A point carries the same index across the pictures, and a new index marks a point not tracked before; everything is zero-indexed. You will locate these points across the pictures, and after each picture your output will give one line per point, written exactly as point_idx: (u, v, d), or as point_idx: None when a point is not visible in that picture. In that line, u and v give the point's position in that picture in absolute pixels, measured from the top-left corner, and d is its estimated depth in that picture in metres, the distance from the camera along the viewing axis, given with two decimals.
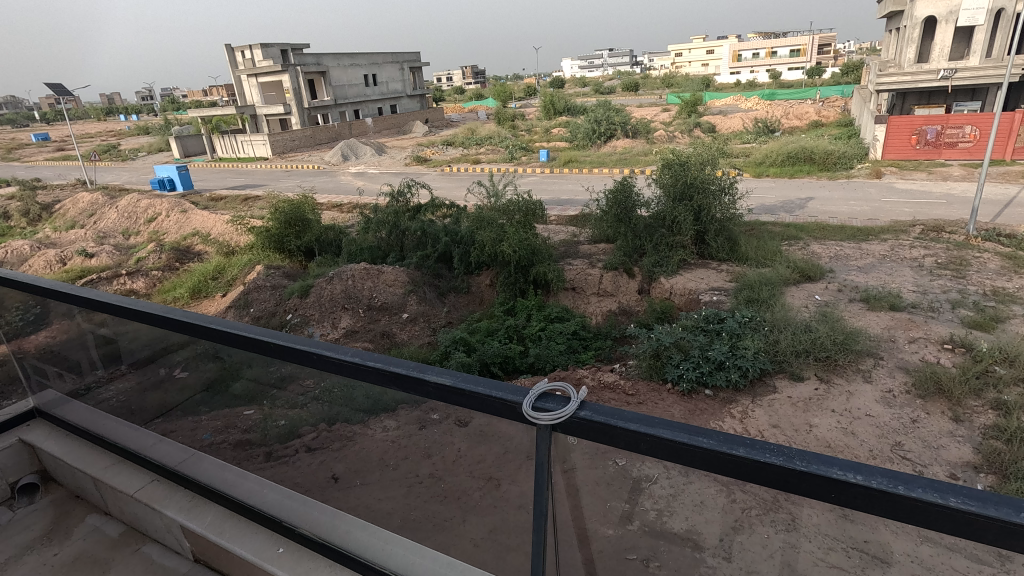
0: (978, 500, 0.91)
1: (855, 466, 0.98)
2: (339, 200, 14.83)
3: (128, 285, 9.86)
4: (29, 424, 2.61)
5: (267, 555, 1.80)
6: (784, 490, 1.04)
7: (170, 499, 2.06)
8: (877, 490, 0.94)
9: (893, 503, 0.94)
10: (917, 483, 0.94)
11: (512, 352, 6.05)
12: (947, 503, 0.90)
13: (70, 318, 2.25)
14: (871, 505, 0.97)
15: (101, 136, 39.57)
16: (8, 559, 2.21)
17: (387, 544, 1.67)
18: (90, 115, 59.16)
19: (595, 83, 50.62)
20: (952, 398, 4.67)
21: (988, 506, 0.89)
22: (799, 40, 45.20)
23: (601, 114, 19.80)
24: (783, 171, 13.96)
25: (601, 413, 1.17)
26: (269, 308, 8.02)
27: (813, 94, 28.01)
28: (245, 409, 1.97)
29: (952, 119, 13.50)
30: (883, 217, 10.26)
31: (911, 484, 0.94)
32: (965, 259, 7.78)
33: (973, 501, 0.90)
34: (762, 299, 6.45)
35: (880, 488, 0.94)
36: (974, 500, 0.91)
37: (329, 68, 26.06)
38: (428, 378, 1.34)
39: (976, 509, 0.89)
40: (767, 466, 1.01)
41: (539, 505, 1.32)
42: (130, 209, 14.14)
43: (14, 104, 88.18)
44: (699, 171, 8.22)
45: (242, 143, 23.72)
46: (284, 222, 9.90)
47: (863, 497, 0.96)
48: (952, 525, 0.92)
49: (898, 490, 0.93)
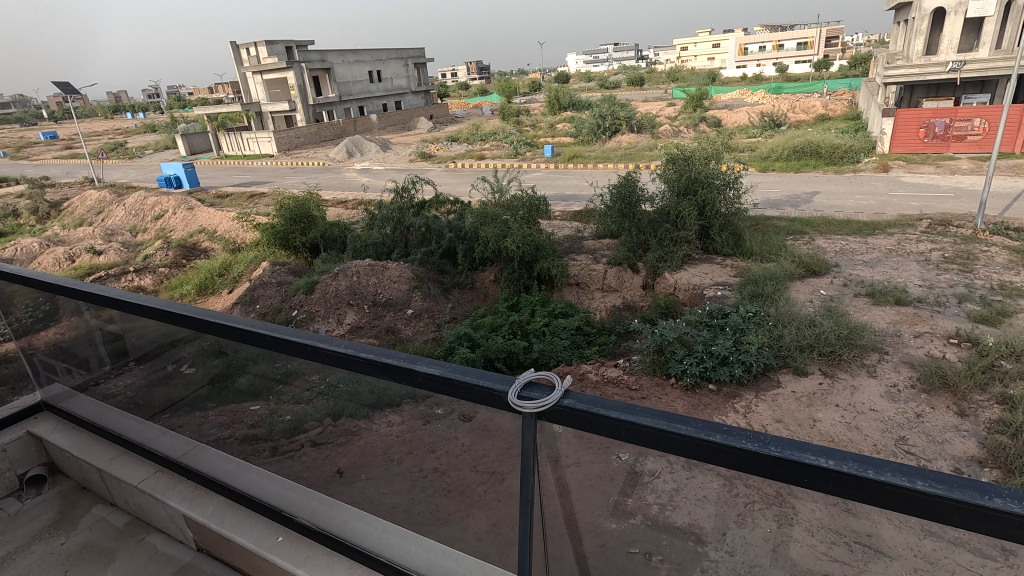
0: (944, 484, 0.92)
1: (827, 451, 0.99)
2: (344, 196, 14.87)
3: (136, 282, 9.96)
4: (38, 417, 2.66)
5: (267, 543, 1.83)
6: (761, 475, 1.05)
7: (173, 490, 2.10)
8: (848, 474, 0.95)
9: (862, 486, 0.96)
10: (887, 468, 0.95)
11: (517, 348, 6.07)
12: (915, 486, 0.91)
13: (78, 314, 2.29)
14: (844, 490, 0.98)
15: (108, 134, 39.87)
16: (15, 550, 2.25)
17: (387, 534, 1.70)
18: (98, 112, 59.77)
19: (601, 78, 50.33)
20: (957, 393, 4.65)
21: (954, 489, 0.90)
22: (807, 34, 44.71)
23: (606, 109, 19.76)
24: (789, 165, 13.92)
25: (584, 402, 1.19)
26: (275, 305, 8.07)
27: (820, 88, 27.84)
28: (251, 405, 2.00)
29: (961, 111, 13.36)
30: (890, 211, 10.21)
31: (882, 468, 0.95)
32: (973, 253, 7.74)
33: (939, 484, 0.92)
34: (766, 294, 6.45)
35: (852, 473, 0.96)
36: (943, 483, 0.92)
37: (334, 64, 26.05)
38: (417, 369, 1.37)
39: (942, 492, 0.90)
40: (740, 451, 1.03)
41: (526, 492, 1.34)
42: (137, 207, 14.31)
43: (23, 103, 88.55)
44: (705, 166, 8.17)
45: (247, 141, 23.90)
46: (290, 219, 9.95)
47: (835, 483, 0.98)
48: (922, 508, 0.94)
49: (868, 474, 0.94)
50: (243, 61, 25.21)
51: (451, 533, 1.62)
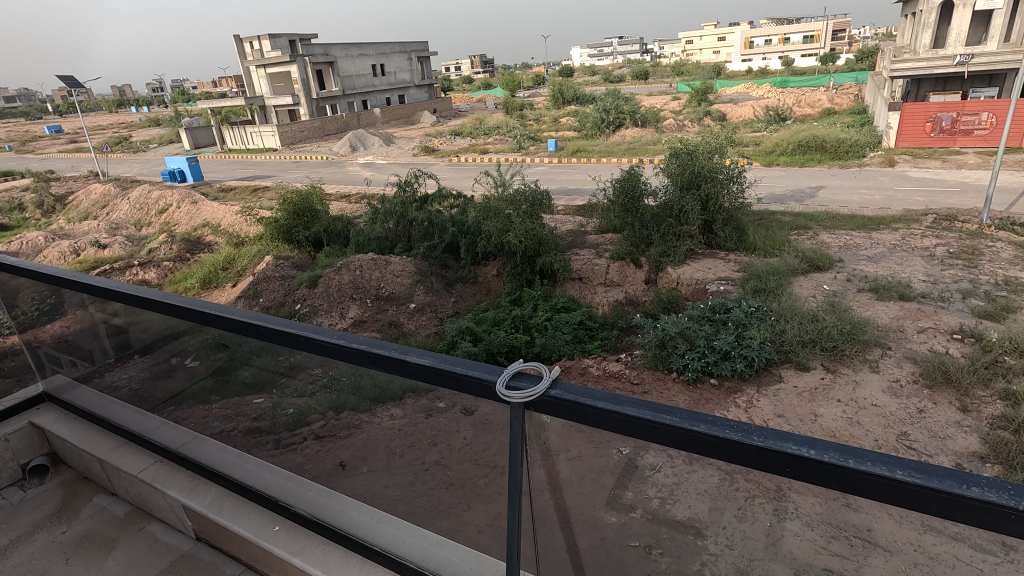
0: (924, 474, 0.92)
1: (809, 441, 1.00)
2: (347, 190, 14.90)
3: (140, 276, 10.03)
4: (40, 408, 2.69)
5: (264, 532, 1.87)
6: (744, 465, 1.06)
7: (172, 480, 2.13)
8: (829, 463, 0.96)
9: (843, 477, 0.97)
10: (868, 458, 0.96)
11: (518, 343, 6.11)
12: (895, 476, 0.92)
13: (83, 307, 2.30)
14: (825, 479, 0.99)
15: (112, 128, 39.96)
16: (19, 537, 2.28)
17: (384, 525, 1.73)
18: (102, 106, 59.67)
19: (605, 73, 50.08)
20: (960, 388, 4.64)
21: (932, 478, 0.91)
22: (813, 27, 44.25)
23: (610, 103, 19.57)
24: (793, 159, 13.82)
25: (571, 392, 1.21)
26: (278, 299, 8.10)
27: (826, 81, 27.69)
28: (255, 397, 2.01)
29: (968, 106, 13.25)
30: (895, 206, 10.15)
31: (861, 458, 0.96)
32: (978, 248, 7.70)
33: (920, 474, 0.92)
34: (769, 289, 6.44)
35: (833, 462, 0.96)
36: (921, 473, 0.92)
37: (337, 58, 26.01)
38: (409, 360, 1.39)
39: (920, 482, 0.91)
40: (724, 441, 1.03)
41: (515, 481, 1.35)
42: (141, 200, 14.37)
43: (29, 97, 88.18)
44: (708, 161, 8.14)
45: (251, 135, 23.94)
46: (293, 213, 9.98)
47: (817, 471, 0.98)
48: (901, 497, 0.94)
49: (848, 464, 0.95)
50: (247, 54, 25.23)
51: (451, 525, 1.63)
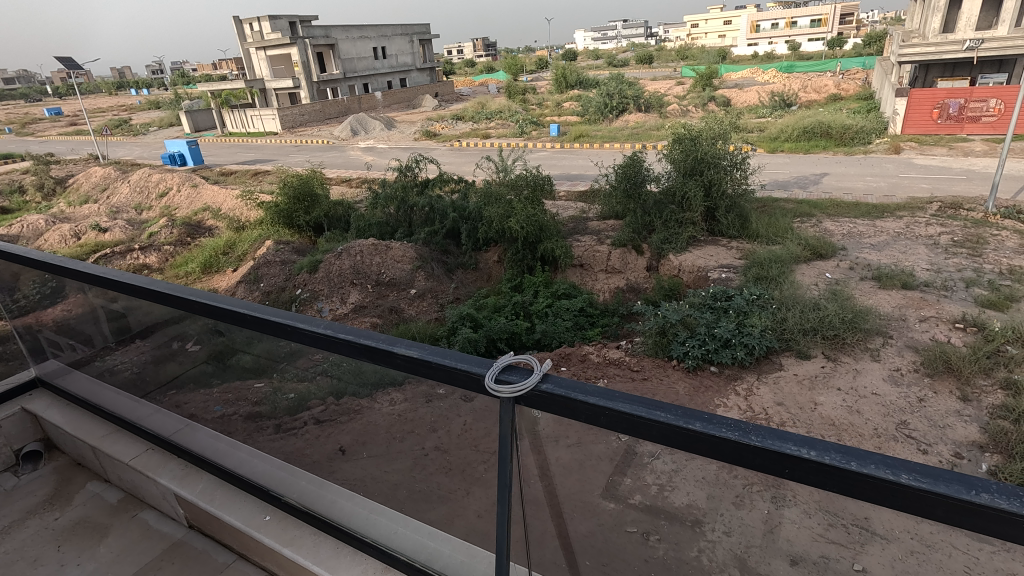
0: (929, 476, 0.91)
1: (809, 441, 0.98)
2: (348, 175, 14.85)
3: (141, 260, 10.02)
4: (32, 394, 2.68)
5: (255, 522, 1.87)
6: (741, 464, 1.04)
7: (164, 468, 2.13)
8: (830, 466, 0.94)
9: (844, 479, 0.94)
10: (870, 460, 0.94)
11: (519, 329, 6.10)
12: (899, 480, 0.90)
13: (82, 293, 2.28)
14: (824, 481, 0.97)
15: (113, 110, 39.64)
16: (12, 524, 2.28)
17: (376, 515, 1.75)
18: (102, 88, 59.14)
19: (608, 56, 49.48)
20: (961, 377, 4.62)
21: (939, 483, 0.89)
22: (822, 10, 43.42)
23: (613, 87, 19.42)
24: (798, 146, 13.68)
25: (562, 387, 1.19)
26: (279, 283, 8.08)
27: (833, 66, 27.36)
28: (255, 382, 1.96)
29: (976, 92, 13.08)
30: (900, 193, 10.05)
31: (864, 460, 0.94)
32: (983, 236, 7.64)
33: (925, 477, 0.90)
34: (771, 277, 6.39)
35: (832, 464, 0.94)
36: (927, 476, 0.91)
37: (338, 41, 25.74)
38: (397, 351, 1.38)
39: (925, 486, 0.89)
40: (722, 440, 1.01)
41: (505, 475, 1.34)
42: (141, 183, 14.32)
43: (27, 79, 87.11)
44: (711, 147, 8.04)
45: (251, 118, 23.76)
46: (293, 197, 9.92)
47: (817, 472, 0.96)
48: (907, 501, 0.92)
49: (850, 467, 0.93)
50: (246, 36, 24.97)
51: (448, 512, 1.61)
